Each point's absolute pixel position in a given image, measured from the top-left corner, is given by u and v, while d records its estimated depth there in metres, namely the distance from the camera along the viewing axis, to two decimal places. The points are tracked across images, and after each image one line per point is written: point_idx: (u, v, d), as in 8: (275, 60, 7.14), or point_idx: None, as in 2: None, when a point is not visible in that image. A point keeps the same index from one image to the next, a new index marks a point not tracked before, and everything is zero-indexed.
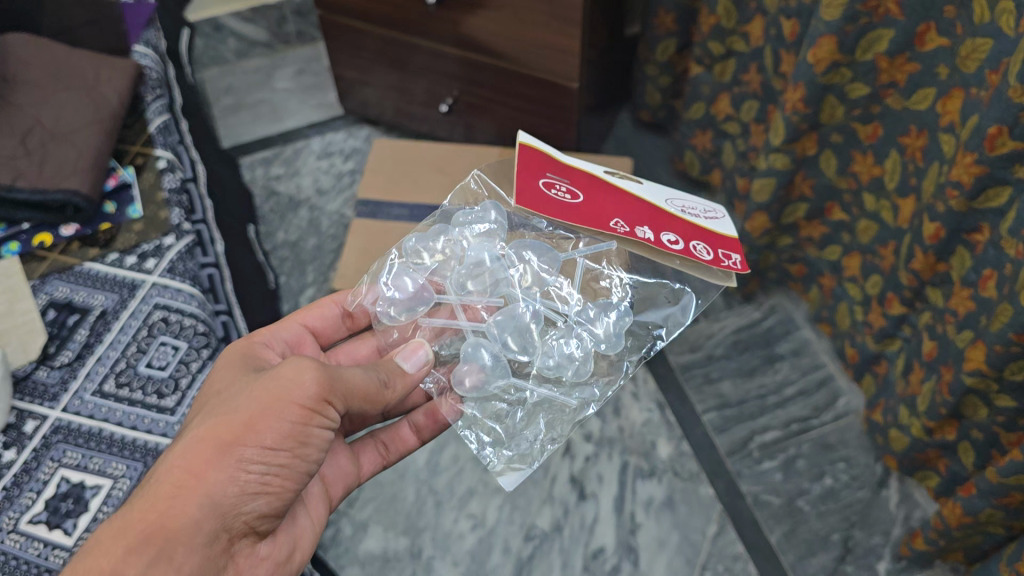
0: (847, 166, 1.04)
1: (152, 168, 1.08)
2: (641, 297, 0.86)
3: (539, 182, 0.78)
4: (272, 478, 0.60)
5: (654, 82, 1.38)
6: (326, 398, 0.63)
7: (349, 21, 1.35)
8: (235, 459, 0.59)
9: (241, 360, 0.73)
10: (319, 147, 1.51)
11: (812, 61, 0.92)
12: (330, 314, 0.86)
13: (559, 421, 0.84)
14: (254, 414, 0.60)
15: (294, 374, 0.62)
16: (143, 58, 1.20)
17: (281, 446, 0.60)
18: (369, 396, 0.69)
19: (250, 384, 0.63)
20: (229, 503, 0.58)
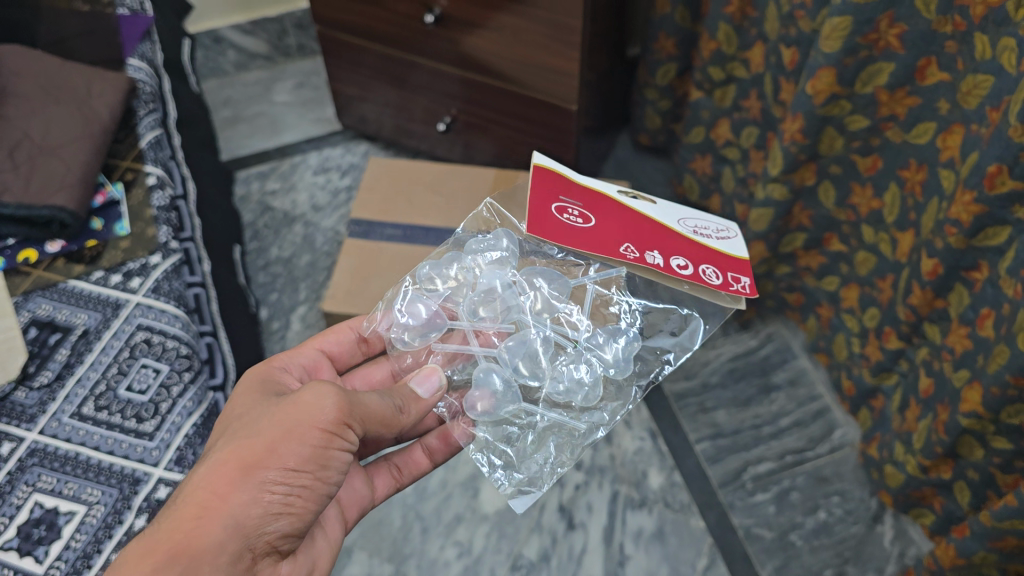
0: (846, 197, 1.02)
1: (142, 184, 1.07)
2: (650, 322, 0.84)
3: (550, 206, 0.76)
4: (295, 499, 0.59)
5: (654, 105, 1.37)
6: (346, 422, 0.63)
7: (348, 38, 1.33)
8: (259, 480, 0.58)
9: (258, 381, 0.71)
10: (315, 163, 1.49)
11: (812, 91, 0.91)
12: (345, 337, 0.84)
13: (569, 446, 0.82)
14: (275, 437, 0.60)
15: (314, 399, 0.62)
16: (137, 71, 1.18)
17: (304, 468, 0.59)
18: (385, 421, 0.68)
19: (270, 409, 0.63)
20: (252, 524, 0.57)
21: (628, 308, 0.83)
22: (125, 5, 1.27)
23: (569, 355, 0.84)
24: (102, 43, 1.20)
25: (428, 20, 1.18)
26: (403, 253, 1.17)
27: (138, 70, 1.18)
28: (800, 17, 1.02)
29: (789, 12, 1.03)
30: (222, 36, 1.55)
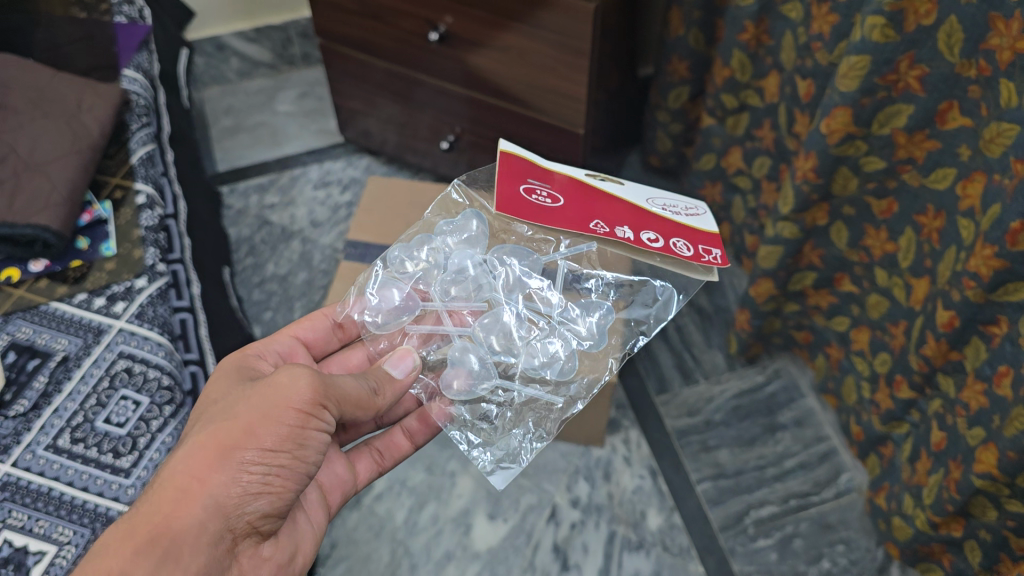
0: (859, 239, 0.98)
1: (131, 203, 1.03)
2: (623, 294, 0.84)
3: (518, 187, 0.77)
4: (274, 478, 0.59)
5: (665, 129, 1.33)
6: (322, 402, 0.62)
7: (351, 52, 1.29)
8: (236, 461, 0.58)
9: (232, 374, 0.72)
10: (316, 176, 1.45)
11: (826, 131, 0.86)
12: (320, 325, 0.84)
13: (547, 420, 0.82)
14: (252, 419, 0.60)
15: (289, 381, 0.62)
16: (131, 84, 1.14)
17: (282, 448, 0.60)
18: (360, 405, 0.67)
19: (246, 393, 0.63)
20: (231, 504, 0.58)
21: (600, 283, 0.85)
22: (122, 13, 1.23)
23: (542, 327, 0.83)
24: (97, 52, 1.16)
25: (432, 38, 1.15)
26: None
27: (133, 82, 1.15)
28: (816, 49, 0.97)
29: (807, 42, 0.99)
30: (224, 43, 1.51)
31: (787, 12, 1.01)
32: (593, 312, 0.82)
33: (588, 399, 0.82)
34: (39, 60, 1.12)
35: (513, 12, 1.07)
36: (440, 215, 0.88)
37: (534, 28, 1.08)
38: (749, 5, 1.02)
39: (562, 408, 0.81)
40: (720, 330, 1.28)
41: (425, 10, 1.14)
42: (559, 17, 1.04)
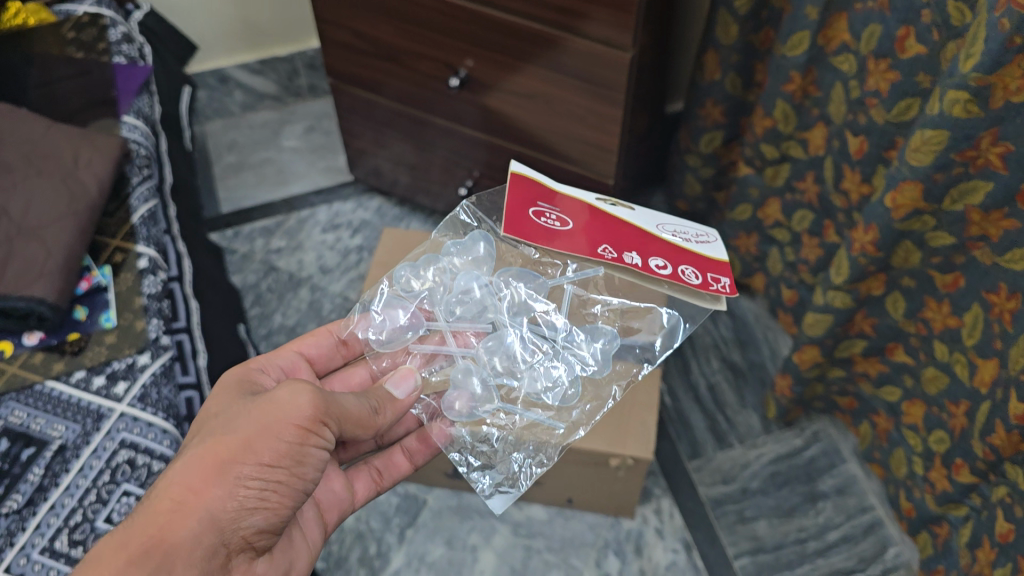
0: (917, 311, 0.91)
1: (132, 267, 0.96)
2: (628, 323, 0.85)
3: (528, 211, 0.79)
4: (271, 494, 0.61)
5: (694, 172, 1.26)
6: (321, 419, 0.64)
7: (364, 92, 1.22)
8: (233, 476, 0.60)
9: (235, 380, 0.71)
10: (325, 218, 1.38)
11: (891, 204, 0.80)
12: (325, 342, 0.84)
13: (548, 446, 0.82)
14: (251, 433, 0.61)
15: (289, 398, 0.63)
16: (131, 132, 1.07)
17: (280, 464, 0.61)
18: (362, 422, 0.69)
19: (247, 408, 0.64)
20: (227, 518, 0.59)
21: (606, 309, 0.85)
22: (122, 52, 1.15)
23: (546, 349, 0.84)
24: (93, 99, 1.09)
25: (453, 83, 1.08)
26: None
27: (133, 129, 1.08)
28: (872, 105, 0.90)
29: (859, 98, 0.92)
30: (228, 75, 1.43)
31: (837, 64, 0.93)
32: (594, 336, 0.83)
33: (589, 425, 0.82)
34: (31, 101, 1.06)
35: (542, 58, 1.00)
36: (448, 236, 0.90)
37: (564, 75, 1.01)
38: (798, 55, 0.93)
39: (562, 434, 0.81)
40: (753, 389, 1.22)
41: (445, 53, 1.07)
42: (592, 66, 0.98)
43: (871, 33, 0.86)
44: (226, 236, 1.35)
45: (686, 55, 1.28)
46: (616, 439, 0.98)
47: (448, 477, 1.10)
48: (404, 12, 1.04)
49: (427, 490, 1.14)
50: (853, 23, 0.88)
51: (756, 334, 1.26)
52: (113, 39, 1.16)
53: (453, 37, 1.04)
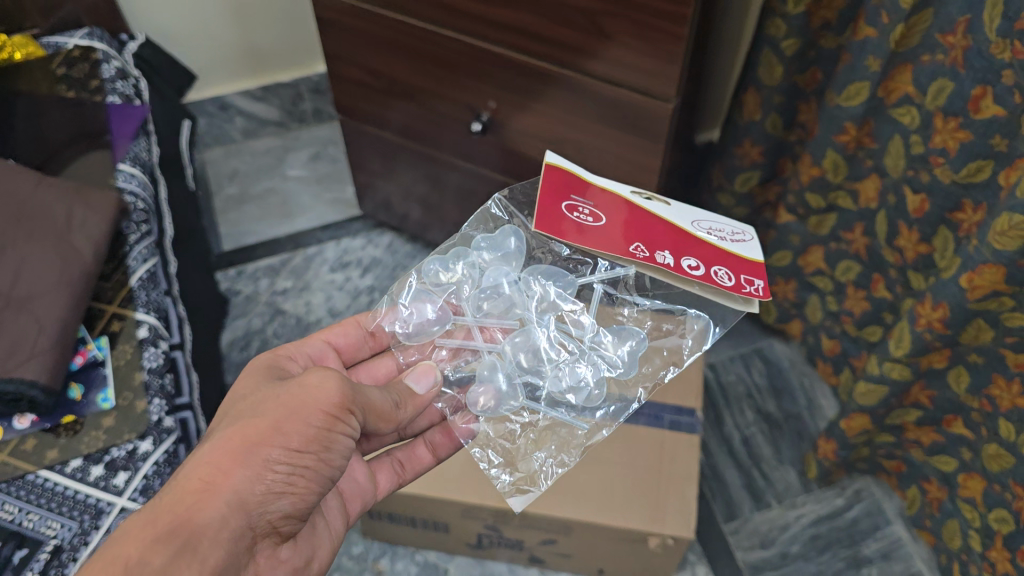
0: (982, 386, 0.84)
1: (131, 337, 0.89)
2: (659, 324, 0.83)
3: (561, 206, 0.76)
4: (298, 479, 0.57)
5: (727, 212, 1.18)
6: (348, 407, 0.61)
7: (376, 130, 1.14)
8: (262, 457, 0.55)
9: (261, 369, 0.68)
10: (333, 256, 1.30)
11: (966, 285, 0.73)
12: (352, 333, 0.81)
13: (569, 446, 0.79)
14: (280, 416, 0.57)
15: (318, 385, 0.60)
16: (128, 182, 0.99)
17: (308, 449, 0.57)
18: (384, 415, 0.66)
19: (274, 393, 0.60)
20: (254, 501, 0.54)
21: (639, 308, 0.84)
22: (116, 90, 1.07)
23: (573, 346, 0.82)
24: (88, 145, 1.01)
25: (475, 128, 1.00)
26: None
27: (130, 178, 1.00)
28: (937, 164, 0.83)
29: (923, 154, 0.84)
30: (229, 102, 1.36)
31: (897, 116, 0.86)
32: (621, 331, 0.81)
33: (613, 426, 0.80)
34: (20, 137, 0.99)
35: (575, 105, 0.93)
36: (478, 230, 0.87)
37: (597, 124, 0.93)
38: (855, 106, 0.86)
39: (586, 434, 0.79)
40: (791, 443, 1.15)
41: (468, 96, 0.99)
42: (629, 116, 0.90)
43: (940, 88, 0.79)
44: (228, 275, 1.27)
45: (729, 81, 1.19)
46: (656, 506, 0.92)
47: (471, 547, 1.03)
48: (423, 53, 0.96)
49: (448, 558, 1.08)
50: (919, 76, 0.81)
51: (792, 382, 1.20)
52: (106, 75, 1.08)
53: (477, 80, 0.96)
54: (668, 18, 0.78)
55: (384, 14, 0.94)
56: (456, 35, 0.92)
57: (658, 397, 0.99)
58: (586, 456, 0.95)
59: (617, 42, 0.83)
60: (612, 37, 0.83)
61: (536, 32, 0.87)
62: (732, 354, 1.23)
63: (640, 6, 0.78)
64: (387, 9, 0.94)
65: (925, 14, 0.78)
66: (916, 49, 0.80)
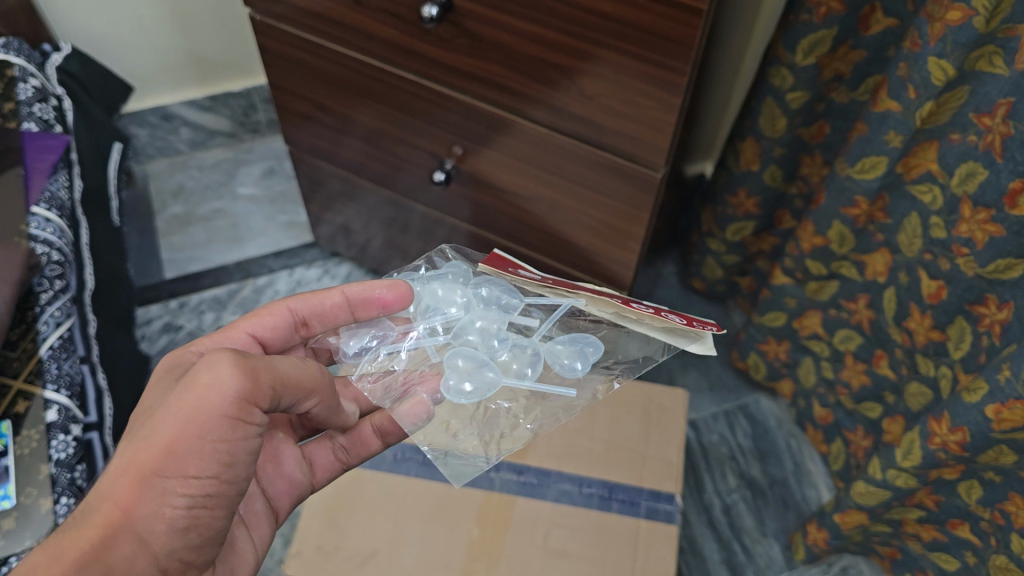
0: (996, 501, 0.76)
1: (38, 421, 0.78)
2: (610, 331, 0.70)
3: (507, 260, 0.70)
4: (202, 508, 0.46)
5: (716, 257, 1.09)
6: (251, 397, 0.48)
7: (332, 166, 1.04)
8: (156, 491, 0.45)
9: (169, 369, 0.53)
10: (285, 287, 1.21)
11: (993, 415, 0.63)
12: (281, 321, 0.62)
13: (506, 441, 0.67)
14: (174, 432, 0.45)
15: (213, 382, 0.47)
16: (42, 227, 0.88)
17: (209, 472, 0.46)
18: (298, 385, 0.53)
19: (169, 395, 0.47)
20: (160, 543, 0.45)
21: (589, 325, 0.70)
22: (34, 115, 0.95)
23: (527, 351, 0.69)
24: None
25: (438, 176, 0.90)
26: (387, 496, 0.83)
27: (44, 224, 0.88)
28: (960, 254, 0.71)
29: (944, 239, 0.73)
30: (172, 113, 1.28)
31: (917, 193, 0.75)
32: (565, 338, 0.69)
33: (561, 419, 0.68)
34: None
35: (549, 163, 0.82)
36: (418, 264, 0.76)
37: (574, 184, 0.82)
38: (873, 178, 0.77)
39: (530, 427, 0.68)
40: (775, 513, 1.06)
41: (430, 142, 0.89)
42: (612, 181, 0.80)
43: (970, 172, 0.67)
44: (169, 308, 1.18)
45: (727, 114, 1.08)
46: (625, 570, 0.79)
47: None
48: (379, 92, 0.86)
49: None
50: (946, 155, 0.70)
51: (778, 444, 1.11)
52: (22, 96, 0.95)
53: (438, 125, 0.86)
54: (658, 84, 0.67)
55: (337, 50, 0.83)
56: (417, 79, 0.82)
57: (634, 482, 0.86)
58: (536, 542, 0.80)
59: (598, 103, 0.72)
60: (592, 98, 0.72)
61: (505, 84, 0.76)
62: (715, 411, 1.14)
63: (627, 69, 0.67)
64: (337, 44, 0.83)
65: (959, 92, 0.66)
66: (944, 127, 0.69)
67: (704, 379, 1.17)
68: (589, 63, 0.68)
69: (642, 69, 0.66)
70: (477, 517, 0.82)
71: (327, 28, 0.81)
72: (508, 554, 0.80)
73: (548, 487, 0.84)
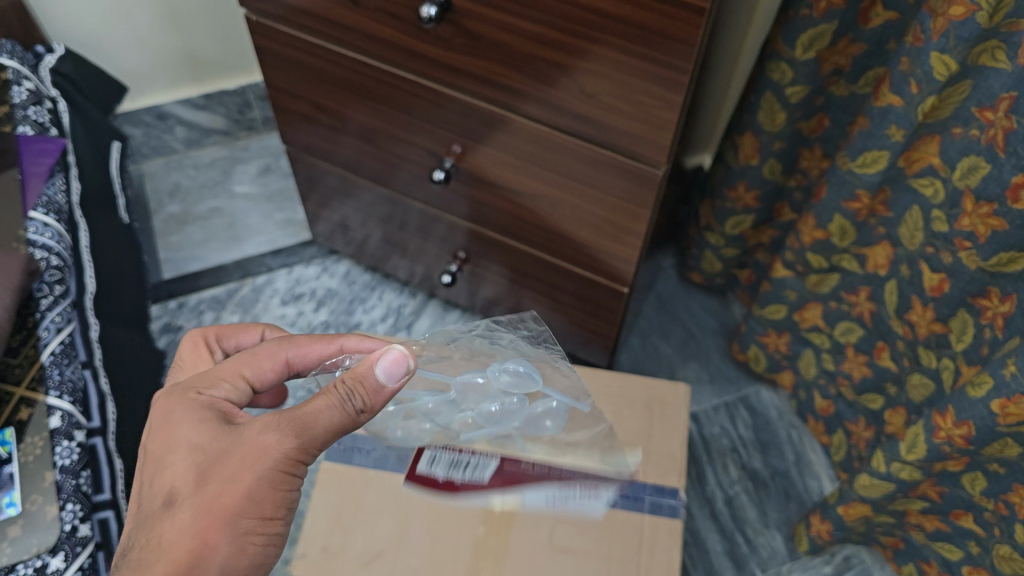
0: (1001, 492, 0.76)
1: (41, 427, 0.78)
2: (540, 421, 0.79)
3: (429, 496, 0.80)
4: (272, 546, 0.51)
5: (715, 250, 1.10)
6: (305, 451, 0.51)
7: (331, 165, 1.04)
8: (237, 530, 0.49)
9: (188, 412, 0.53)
10: (284, 286, 1.22)
11: (998, 410, 0.64)
12: (274, 373, 0.59)
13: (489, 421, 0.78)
14: (250, 483, 0.49)
15: (278, 443, 0.50)
16: (42, 232, 0.87)
17: (279, 514, 0.51)
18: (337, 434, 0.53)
19: (232, 443, 0.51)
20: (242, 572, 0.49)
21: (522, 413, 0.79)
22: (28, 119, 0.94)
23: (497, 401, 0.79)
24: None
25: (438, 175, 0.89)
26: (392, 494, 0.81)
27: (42, 229, 0.87)
28: (962, 247, 0.71)
29: (946, 233, 0.73)
30: (167, 112, 1.28)
31: (918, 186, 0.75)
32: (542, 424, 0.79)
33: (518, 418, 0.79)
34: None
35: (548, 160, 0.82)
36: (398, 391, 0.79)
37: (574, 181, 0.82)
38: (874, 173, 0.77)
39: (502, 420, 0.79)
40: (778, 504, 1.06)
41: (429, 140, 0.89)
42: (611, 178, 0.79)
43: (972, 166, 0.67)
44: (169, 308, 1.19)
45: (724, 105, 1.07)
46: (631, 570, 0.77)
47: None
48: (378, 91, 0.86)
49: None
50: (948, 149, 0.70)
51: (779, 435, 1.12)
52: (17, 99, 0.94)
53: (436, 123, 0.86)
54: (660, 82, 0.67)
55: (334, 50, 0.83)
56: (416, 78, 0.81)
57: (637, 476, 0.83)
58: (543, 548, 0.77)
59: (599, 101, 0.72)
60: (592, 96, 0.71)
61: (504, 83, 0.75)
62: (717, 403, 1.15)
63: (630, 68, 0.67)
64: (335, 44, 0.82)
65: (962, 86, 0.66)
66: (946, 122, 0.69)
67: (705, 371, 1.18)
68: (588, 62, 0.68)
69: (645, 68, 0.66)
70: (482, 514, 0.79)
71: (324, 29, 0.80)
72: (513, 555, 0.77)
73: None
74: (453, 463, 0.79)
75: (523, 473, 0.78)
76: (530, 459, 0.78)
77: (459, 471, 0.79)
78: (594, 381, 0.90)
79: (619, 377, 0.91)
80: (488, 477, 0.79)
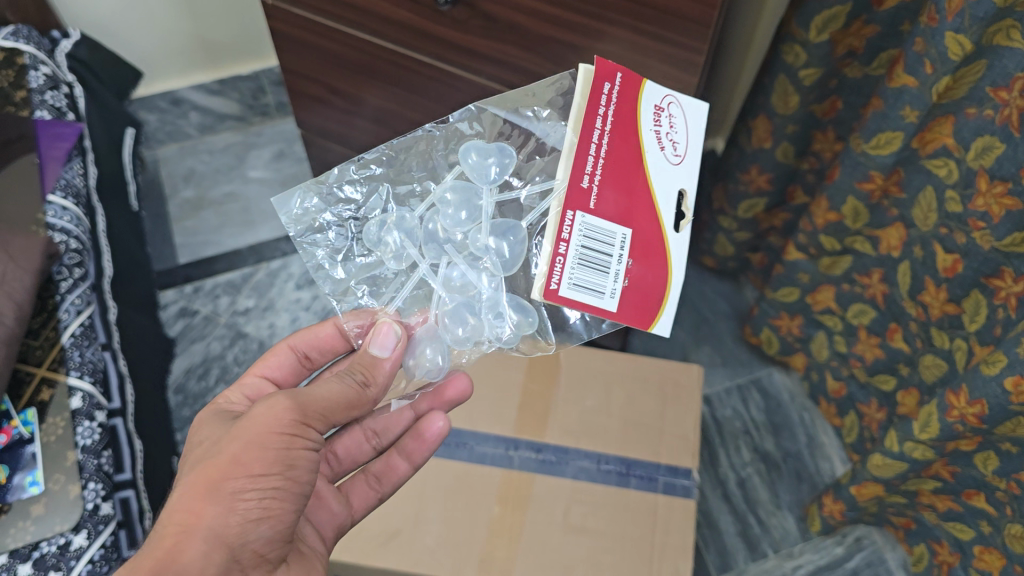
0: (1013, 471, 0.76)
1: (62, 407, 0.79)
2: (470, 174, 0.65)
3: (646, 292, 0.56)
4: (274, 501, 0.48)
5: (728, 234, 1.10)
6: (302, 418, 0.50)
7: (345, 149, 1.04)
8: (226, 490, 0.47)
9: (209, 415, 0.56)
10: (299, 271, 1.23)
11: (1011, 388, 0.64)
12: (285, 360, 0.66)
13: (469, 216, 0.64)
14: (235, 449, 0.48)
15: (266, 411, 0.49)
16: (61, 216, 0.88)
17: (274, 470, 0.48)
18: (351, 405, 0.54)
19: (227, 429, 0.50)
20: (233, 534, 0.46)
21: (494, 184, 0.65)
22: (46, 103, 0.95)
23: (421, 198, 0.67)
24: (16, 153, 0.88)
25: None
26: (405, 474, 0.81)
27: (61, 212, 0.88)
28: (975, 227, 0.71)
29: (960, 213, 0.73)
30: (181, 97, 1.29)
31: (932, 167, 0.75)
32: (470, 149, 0.63)
33: (462, 190, 0.64)
34: None
35: None
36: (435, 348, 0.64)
37: None
38: (886, 155, 0.77)
39: (460, 216, 0.64)
40: (790, 486, 1.07)
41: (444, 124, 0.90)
42: None
43: (986, 146, 0.67)
44: (185, 292, 1.20)
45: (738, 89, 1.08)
46: (645, 552, 0.77)
47: None
48: (394, 74, 0.86)
49: None
50: (961, 130, 0.70)
51: (792, 418, 1.12)
52: (34, 84, 0.95)
53: (453, 106, 0.86)
54: (675, 63, 0.67)
55: (350, 34, 0.83)
56: (431, 61, 0.82)
57: (650, 457, 0.83)
58: (561, 529, 0.78)
59: None
60: None
61: (519, 64, 0.76)
62: (729, 385, 1.15)
63: (647, 49, 0.67)
64: (351, 27, 0.83)
65: (977, 66, 0.66)
66: (961, 101, 0.69)
67: (717, 354, 1.18)
68: (604, 44, 0.68)
69: (662, 49, 0.66)
70: (497, 496, 0.80)
71: (342, 13, 0.81)
72: (529, 534, 0.78)
73: (566, 465, 0.82)
74: (580, 259, 0.55)
75: (606, 170, 0.55)
76: (585, 158, 0.55)
77: (596, 252, 0.55)
78: (607, 363, 0.90)
79: (630, 361, 0.91)
80: (604, 216, 0.55)
